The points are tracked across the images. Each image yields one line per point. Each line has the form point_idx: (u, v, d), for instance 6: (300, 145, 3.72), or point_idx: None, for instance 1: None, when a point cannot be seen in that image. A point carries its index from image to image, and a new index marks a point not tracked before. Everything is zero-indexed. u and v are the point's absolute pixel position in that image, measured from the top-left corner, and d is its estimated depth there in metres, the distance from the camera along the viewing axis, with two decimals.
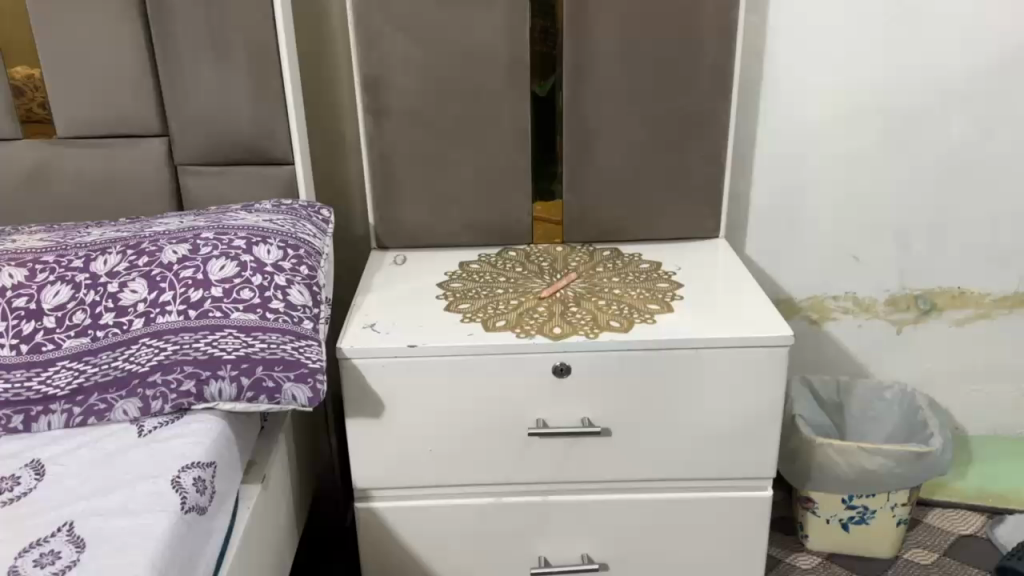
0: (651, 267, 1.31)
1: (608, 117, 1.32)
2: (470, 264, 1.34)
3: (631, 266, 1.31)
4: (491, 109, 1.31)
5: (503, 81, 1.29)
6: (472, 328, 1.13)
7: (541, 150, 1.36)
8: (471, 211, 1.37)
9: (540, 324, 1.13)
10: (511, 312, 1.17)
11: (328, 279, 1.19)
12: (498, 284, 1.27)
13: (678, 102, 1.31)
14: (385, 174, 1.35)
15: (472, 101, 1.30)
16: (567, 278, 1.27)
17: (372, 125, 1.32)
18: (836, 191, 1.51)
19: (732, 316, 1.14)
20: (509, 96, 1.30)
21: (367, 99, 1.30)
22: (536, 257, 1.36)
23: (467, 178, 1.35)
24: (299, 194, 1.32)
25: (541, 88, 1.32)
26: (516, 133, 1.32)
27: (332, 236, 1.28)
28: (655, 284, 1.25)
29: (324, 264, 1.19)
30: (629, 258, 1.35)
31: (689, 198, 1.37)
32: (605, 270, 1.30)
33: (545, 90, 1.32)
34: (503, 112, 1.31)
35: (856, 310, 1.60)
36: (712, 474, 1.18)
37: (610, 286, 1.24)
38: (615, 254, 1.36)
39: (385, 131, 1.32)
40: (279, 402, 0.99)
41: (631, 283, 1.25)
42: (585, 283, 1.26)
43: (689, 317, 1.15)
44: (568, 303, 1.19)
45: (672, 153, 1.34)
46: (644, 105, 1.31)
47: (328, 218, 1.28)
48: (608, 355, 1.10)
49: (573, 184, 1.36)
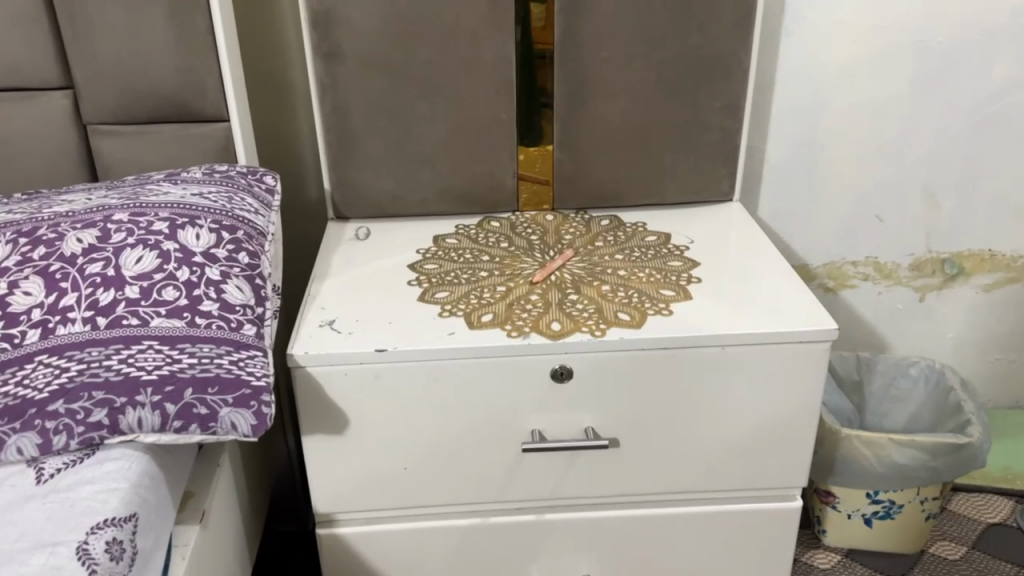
0: (659, 241, 1.12)
1: (608, 61, 1.10)
2: (446, 238, 1.14)
3: (635, 240, 1.12)
4: (469, 52, 1.08)
5: (483, 19, 1.06)
6: (453, 326, 0.94)
7: (527, 102, 1.14)
8: (446, 175, 1.16)
9: (534, 320, 0.94)
10: (499, 303, 0.98)
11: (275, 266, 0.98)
12: (481, 265, 1.07)
13: (691, 43, 1.10)
14: (342, 132, 1.13)
15: (446, 43, 1.08)
16: (561, 258, 1.07)
17: (325, 74, 1.09)
18: (861, 145, 1.32)
19: (761, 304, 0.96)
20: (490, 36, 1.08)
21: (316, 41, 1.06)
22: (525, 230, 1.16)
23: (440, 136, 1.14)
24: (238, 158, 1.10)
25: (525, 29, 1.09)
26: (499, 83, 1.11)
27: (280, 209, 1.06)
28: (666, 263, 1.06)
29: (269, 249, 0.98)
30: (632, 229, 1.15)
31: (701, 157, 1.17)
32: (606, 246, 1.11)
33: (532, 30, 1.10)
34: (484, 56, 1.09)
35: (877, 277, 1.43)
36: (733, 486, 1.01)
37: (613, 267, 1.05)
38: (616, 225, 1.17)
39: (341, 80, 1.09)
40: (215, 433, 0.80)
41: (637, 263, 1.06)
42: (583, 263, 1.06)
43: (711, 305, 0.96)
44: (566, 291, 1.00)
45: (683, 105, 1.13)
46: (651, 47, 1.09)
47: (275, 186, 1.06)
48: (618, 356, 0.92)
49: (566, 142, 1.16)
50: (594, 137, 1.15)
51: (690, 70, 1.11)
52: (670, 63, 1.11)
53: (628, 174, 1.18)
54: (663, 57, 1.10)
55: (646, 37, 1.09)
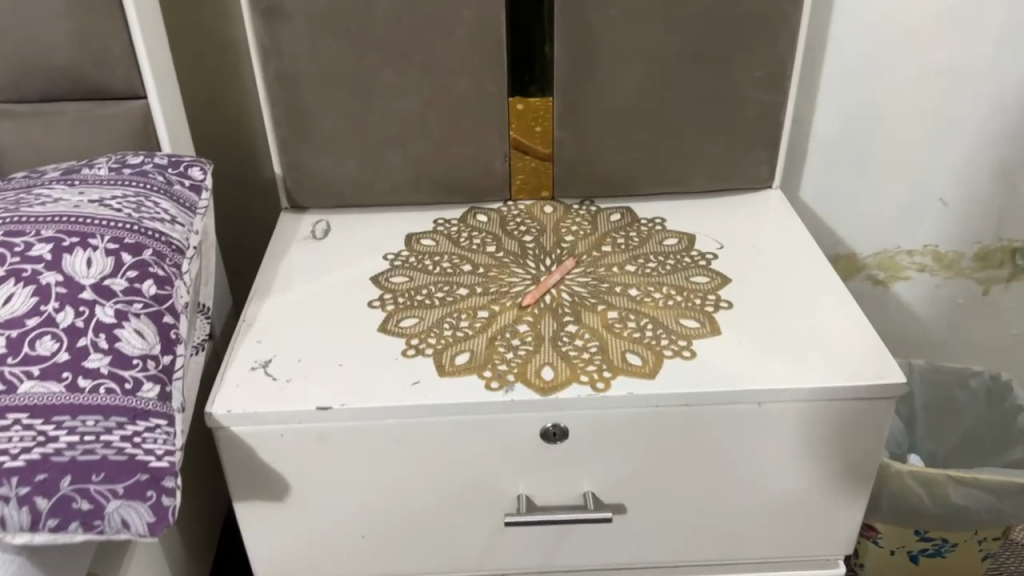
0: (681, 246, 0.91)
1: (621, 19, 0.87)
2: (422, 239, 0.94)
3: (651, 245, 0.92)
4: (446, 9, 0.86)
5: None
6: (418, 372, 0.74)
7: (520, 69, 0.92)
8: (420, 160, 0.95)
9: (521, 364, 0.75)
10: (479, 337, 0.79)
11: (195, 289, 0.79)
12: (461, 279, 0.87)
13: None
14: (292, 108, 0.91)
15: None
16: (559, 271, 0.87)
17: (266, 35, 0.87)
18: (928, 115, 1.09)
19: (807, 344, 0.76)
20: None
21: None
22: (517, 229, 0.95)
23: (412, 113, 0.92)
24: (162, 142, 0.89)
25: None
26: (485, 47, 0.89)
27: (210, 208, 0.86)
28: (687, 279, 0.86)
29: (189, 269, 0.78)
30: (648, 229, 0.95)
31: (734, 138, 0.95)
32: (616, 252, 0.91)
33: None
34: (464, 14, 0.86)
35: (935, 268, 1.22)
36: (764, 554, 0.83)
37: (621, 285, 0.85)
38: (628, 223, 0.96)
39: (286, 44, 0.87)
40: (102, 532, 0.62)
41: (652, 279, 0.86)
42: (586, 279, 0.86)
43: (744, 343, 0.77)
44: (562, 320, 0.81)
45: (714, 74, 0.91)
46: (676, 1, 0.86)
47: (204, 180, 0.86)
48: (625, 414, 0.73)
49: (568, 118, 0.94)
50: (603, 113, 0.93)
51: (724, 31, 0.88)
52: (700, 22, 0.88)
53: (644, 158, 0.96)
54: (691, 14, 0.87)
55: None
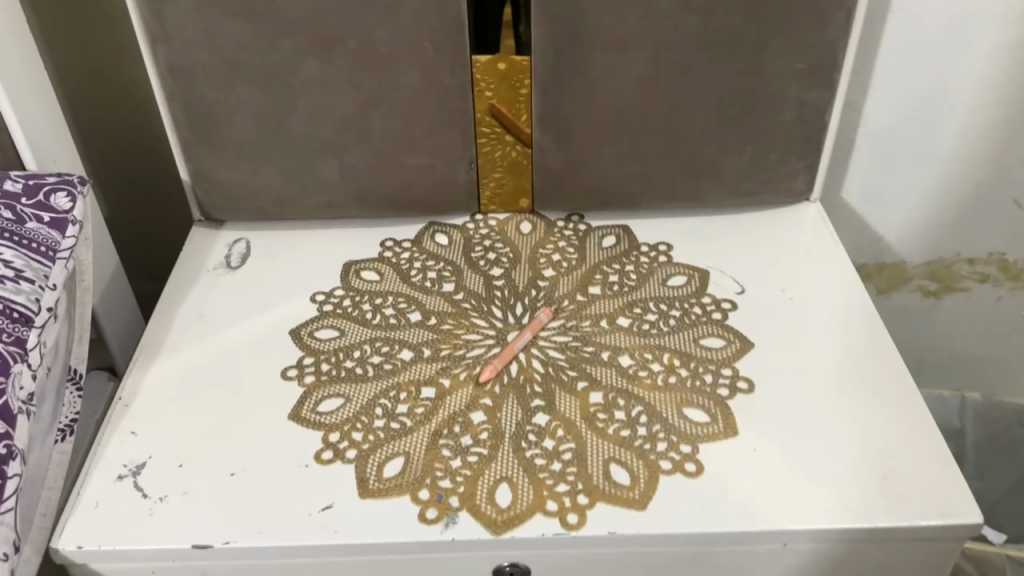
0: (689, 289, 0.72)
1: None
2: (365, 271, 0.75)
3: (652, 287, 0.72)
4: None
5: None
6: (332, 490, 0.57)
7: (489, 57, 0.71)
8: (359, 171, 0.75)
9: (469, 481, 0.57)
10: (418, 436, 0.60)
11: (48, 366, 0.61)
12: (404, 336, 0.68)
13: None
14: (192, 107, 0.71)
15: None
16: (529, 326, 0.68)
17: (148, 16, 0.66)
18: (1009, 102, 0.87)
19: (845, 459, 0.58)
20: None
21: None
22: (482, 258, 0.76)
23: (347, 115, 0.71)
24: (26, 156, 0.70)
25: None
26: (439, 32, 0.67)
27: (80, 246, 0.67)
28: (695, 343, 0.67)
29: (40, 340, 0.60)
30: (648, 261, 0.75)
31: (761, 146, 0.74)
32: (607, 295, 0.71)
33: None
34: None
35: (1000, 279, 1.01)
36: None
37: (608, 349, 0.66)
38: (623, 251, 0.76)
39: (174, 26, 0.66)
40: None
41: (649, 341, 0.67)
42: (564, 338, 0.68)
43: (764, 452, 0.58)
44: (529, 405, 0.62)
45: (739, 68, 0.69)
46: None
47: (72, 211, 0.66)
48: (603, 554, 0.55)
49: (548, 119, 0.73)
50: (594, 115, 0.72)
51: (756, 12, 0.66)
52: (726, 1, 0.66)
53: (646, 169, 0.76)
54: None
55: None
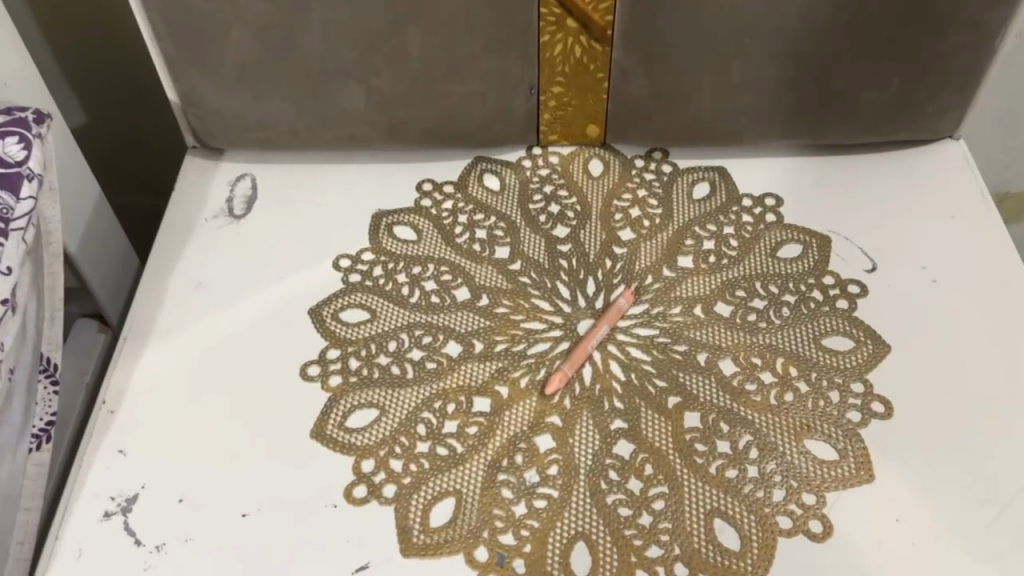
0: (803, 266, 0.58)
1: None
2: (398, 227, 0.61)
3: (756, 261, 0.58)
4: None
5: None
6: (367, 544, 0.46)
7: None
8: (392, 98, 0.59)
9: (537, 537, 0.45)
10: (472, 468, 0.48)
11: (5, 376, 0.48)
12: (449, 322, 0.55)
13: None
14: (175, 18, 0.54)
15: None
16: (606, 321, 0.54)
17: None
18: None
19: (1009, 520, 0.46)
20: None
21: None
22: (544, 213, 0.61)
23: (376, 32, 0.55)
24: None
25: None
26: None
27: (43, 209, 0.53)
28: (815, 344, 0.53)
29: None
30: (751, 223, 0.60)
31: (908, 78, 0.58)
32: (701, 271, 0.57)
33: None
34: None
35: None
36: None
37: (705, 349, 0.53)
38: (719, 207, 0.61)
39: None
40: None
41: (756, 340, 0.54)
42: (648, 331, 0.54)
43: (906, 508, 0.46)
44: (608, 427, 0.50)
45: None
46: None
47: (32, 164, 0.52)
48: None
49: (638, 31, 0.56)
50: (700, 31, 0.55)
51: None
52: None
53: (757, 100, 0.59)
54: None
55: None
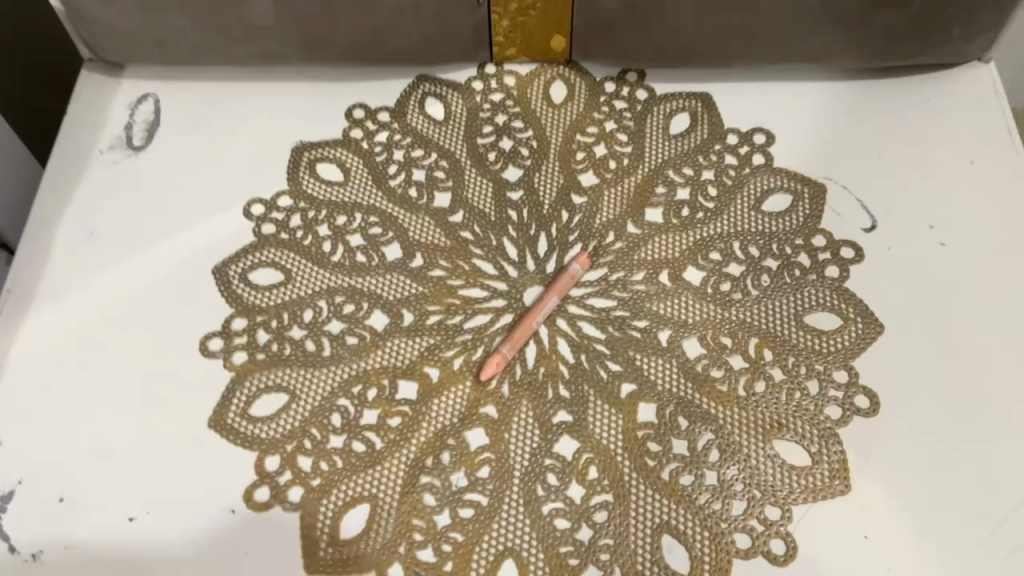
0: (791, 223, 0.49)
1: None
2: (323, 165, 0.52)
3: (737, 215, 0.50)
4: None
5: None
6: (268, 559, 0.40)
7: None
8: (311, 9, 0.49)
9: (460, 552, 0.40)
10: (391, 468, 0.42)
11: None
12: (375, 287, 0.48)
13: None
14: None
15: None
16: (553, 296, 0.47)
17: None
18: None
19: (1000, 541, 0.40)
20: None
21: None
22: (494, 151, 0.53)
23: None
24: None
25: None
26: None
27: None
28: (796, 322, 0.46)
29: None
30: (735, 167, 0.52)
31: None
32: (672, 229, 0.49)
33: None
34: None
35: None
36: None
37: (668, 326, 0.46)
38: (699, 146, 0.52)
39: None
40: None
41: (729, 315, 0.46)
42: (605, 303, 0.47)
43: (882, 526, 0.41)
44: (550, 421, 0.43)
45: None
46: None
47: None
48: None
49: None
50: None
51: None
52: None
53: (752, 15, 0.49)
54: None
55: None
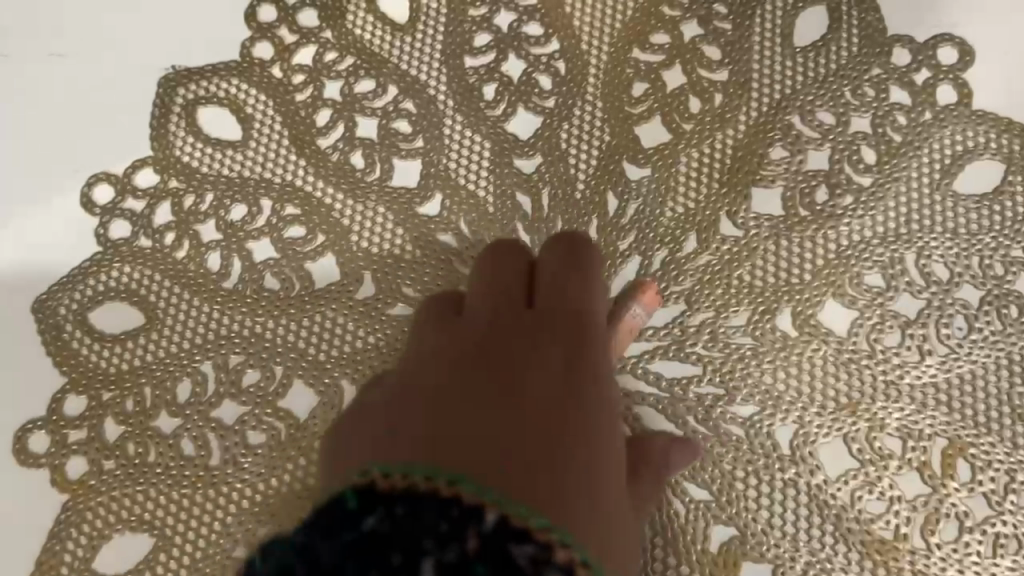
0: (1005, 216, 0.29)
1: None
2: (206, 110, 0.31)
3: (911, 203, 0.29)
4: None
5: None
6: None
7: None
8: None
9: None
10: None
11: None
12: (297, 342, 0.29)
13: None
14: None
15: None
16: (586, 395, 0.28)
17: None
18: None
19: None
20: None
21: None
22: (492, 83, 0.31)
23: None
24: None
25: None
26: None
27: None
28: (1012, 409, 0.27)
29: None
30: (907, 108, 0.30)
31: None
32: (796, 230, 0.29)
33: None
34: None
35: None
36: None
37: (791, 417, 0.27)
38: (844, 68, 0.30)
39: None
40: None
41: (895, 398, 0.27)
42: (681, 369, 0.28)
43: None
44: None
45: None
46: None
47: None
48: None
49: None
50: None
51: None
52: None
53: None
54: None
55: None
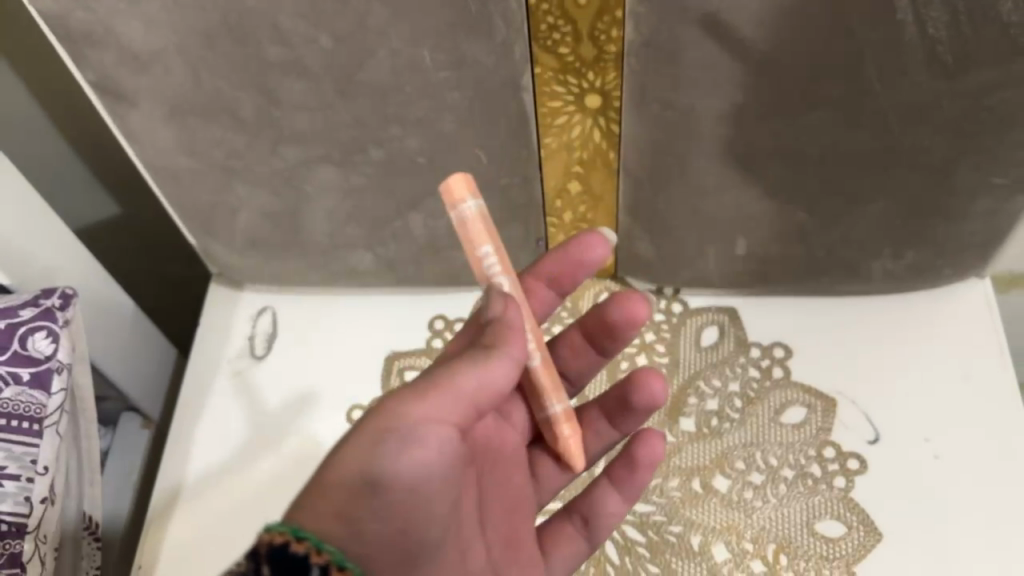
0: (806, 435, 0.58)
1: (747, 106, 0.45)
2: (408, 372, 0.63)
3: (759, 425, 0.58)
4: (413, 97, 0.46)
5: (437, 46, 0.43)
6: None
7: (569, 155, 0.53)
8: (399, 262, 0.60)
9: None
10: None
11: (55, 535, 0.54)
12: None
13: (972, 80, 0.42)
14: (190, 210, 0.56)
15: (355, 81, 0.45)
16: (647, 390, 0.49)
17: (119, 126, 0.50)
18: None
19: None
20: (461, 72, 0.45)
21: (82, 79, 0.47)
22: None
23: (379, 218, 0.55)
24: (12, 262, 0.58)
25: (553, 35, 0.45)
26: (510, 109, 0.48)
27: (62, 387, 0.54)
28: (808, 526, 0.55)
29: (5, 530, 0.51)
30: (757, 379, 0.60)
31: (922, 254, 0.56)
32: (702, 437, 0.58)
33: (567, 34, 0.45)
34: (451, 103, 0.47)
35: None
36: None
37: (699, 532, 0.55)
38: (726, 358, 0.61)
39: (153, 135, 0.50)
40: None
41: (750, 522, 0.55)
42: (645, 508, 0.56)
43: None
44: None
45: (912, 184, 0.49)
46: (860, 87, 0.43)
47: (54, 334, 0.54)
48: None
49: (639, 211, 0.55)
50: (718, 203, 0.53)
51: (948, 130, 0.46)
52: (962, 78, 0.42)
53: (763, 267, 0.58)
54: (949, 61, 0.41)
55: (912, 7, 0.39)
